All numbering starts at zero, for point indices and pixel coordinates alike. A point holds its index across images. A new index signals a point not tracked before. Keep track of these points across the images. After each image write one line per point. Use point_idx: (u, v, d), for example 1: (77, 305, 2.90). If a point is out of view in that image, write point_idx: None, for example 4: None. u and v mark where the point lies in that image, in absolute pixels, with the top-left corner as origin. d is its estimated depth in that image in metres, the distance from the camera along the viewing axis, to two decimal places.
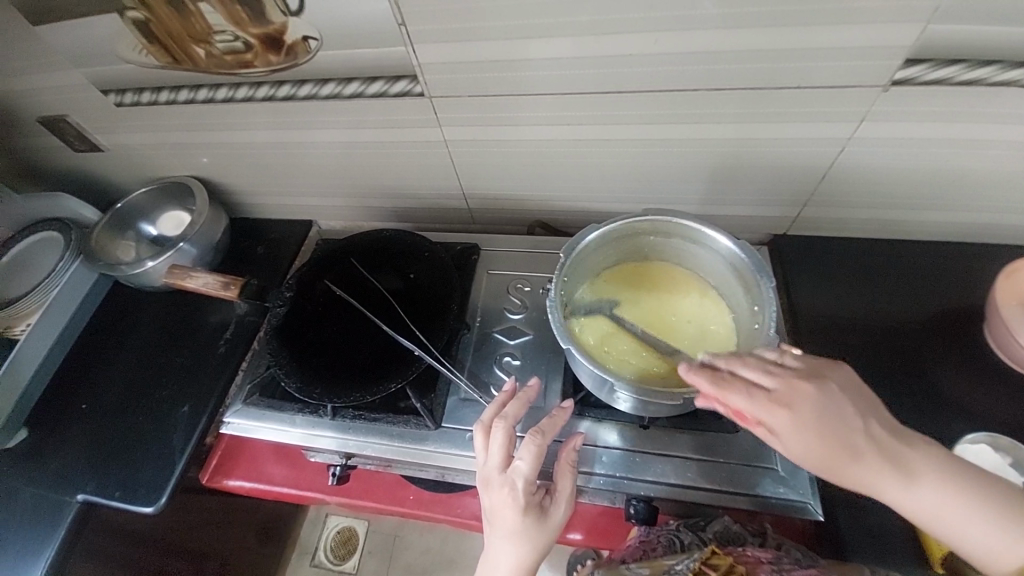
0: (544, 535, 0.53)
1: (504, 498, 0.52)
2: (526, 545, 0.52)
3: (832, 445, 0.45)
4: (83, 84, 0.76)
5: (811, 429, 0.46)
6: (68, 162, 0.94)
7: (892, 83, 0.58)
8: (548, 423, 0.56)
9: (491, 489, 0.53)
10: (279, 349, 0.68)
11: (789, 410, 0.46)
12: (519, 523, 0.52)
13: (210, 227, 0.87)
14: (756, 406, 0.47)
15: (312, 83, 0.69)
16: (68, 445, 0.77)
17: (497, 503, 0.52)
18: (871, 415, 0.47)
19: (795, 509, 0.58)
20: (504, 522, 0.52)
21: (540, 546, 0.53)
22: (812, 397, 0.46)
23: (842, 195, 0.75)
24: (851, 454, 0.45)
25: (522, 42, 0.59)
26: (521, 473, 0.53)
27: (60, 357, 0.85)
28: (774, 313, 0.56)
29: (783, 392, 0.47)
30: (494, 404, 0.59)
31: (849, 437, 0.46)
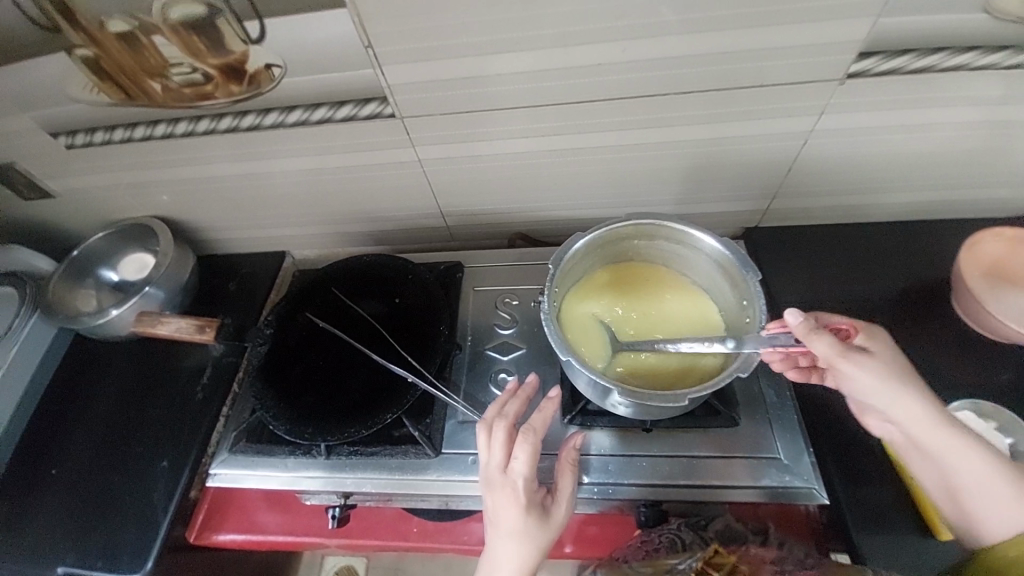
0: (548, 535, 0.51)
1: (505, 498, 0.51)
2: (529, 547, 0.50)
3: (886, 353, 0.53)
4: (28, 128, 0.71)
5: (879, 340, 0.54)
6: (16, 212, 0.88)
7: (847, 76, 0.61)
8: (540, 419, 0.54)
9: (490, 491, 0.52)
10: (264, 389, 0.65)
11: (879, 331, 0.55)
12: (522, 524, 0.50)
13: (178, 268, 0.83)
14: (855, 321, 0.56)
15: (277, 111, 0.67)
16: (39, 516, 0.71)
17: (499, 504, 0.51)
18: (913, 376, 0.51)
19: (802, 496, 0.58)
20: (505, 524, 0.51)
21: (544, 548, 0.51)
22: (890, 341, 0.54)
23: (809, 186, 0.77)
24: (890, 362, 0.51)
25: (491, 57, 0.60)
26: (519, 473, 0.51)
27: (23, 420, 0.79)
28: (763, 307, 0.57)
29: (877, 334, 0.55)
30: (493, 404, 0.58)
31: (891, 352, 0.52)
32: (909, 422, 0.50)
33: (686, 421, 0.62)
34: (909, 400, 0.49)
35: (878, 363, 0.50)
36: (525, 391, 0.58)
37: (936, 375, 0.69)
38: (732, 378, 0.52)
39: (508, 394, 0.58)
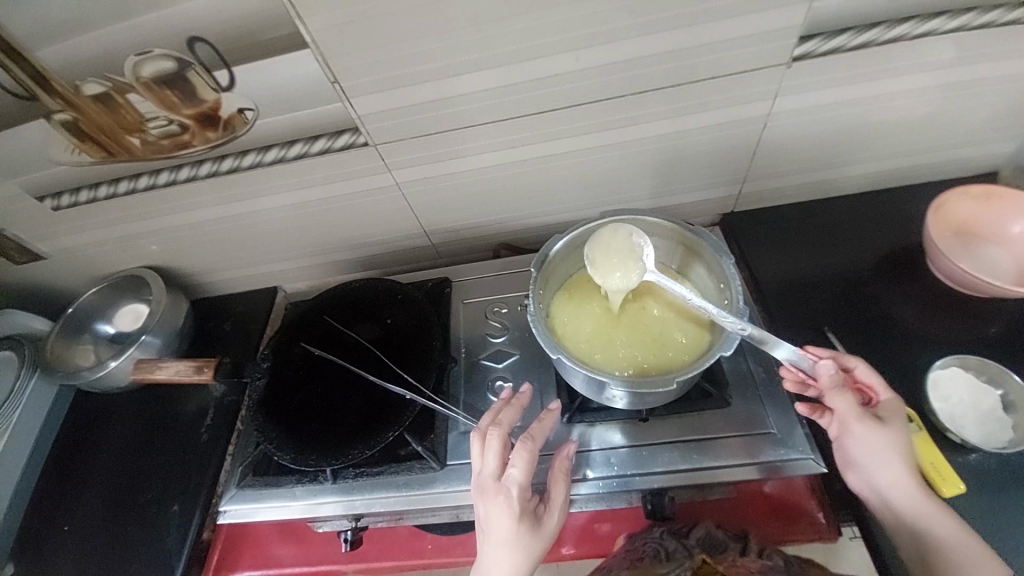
0: (538, 543, 0.53)
1: (500, 506, 0.52)
2: (521, 555, 0.52)
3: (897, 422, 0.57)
4: (13, 195, 0.73)
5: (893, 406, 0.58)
6: (8, 277, 0.89)
7: (793, 59, 0.63)
8: (537, 428, 0.56)
9: (484, 499, 0.52)
10: (266, 423, 0.65)
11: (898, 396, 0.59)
12: (515, 533, 0.52)
13: (172, 314, 0.85)
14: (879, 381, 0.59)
15: (254, 152, 0.70)
16: (55, 574, 0.72)
17: (493, 511, 0.52)
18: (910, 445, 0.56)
19: (802, 467, 0.59)
20: (498, 531, 0.52)
21: (534, 556, 0.52)
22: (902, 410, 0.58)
23: (776, 167, 0.80)
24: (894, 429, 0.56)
25: (453, 79, 0.63)
26: (516, 481, 0.53)
27: (32, 481, 0.80)
28: (740, 287, 0.59)
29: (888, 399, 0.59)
30: (488, 412, 0.59)
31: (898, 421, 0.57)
32: (887, 484, 0.55)
33: (681, 407, 0.63)
34: (894, 466, 0.55)
35: (887, 432, 0.56)
36: (520, 399, 0.60)
37: (921, 335, 0.71)
38: (717, 356, 0.54)
39: (504, 403, 0.60)
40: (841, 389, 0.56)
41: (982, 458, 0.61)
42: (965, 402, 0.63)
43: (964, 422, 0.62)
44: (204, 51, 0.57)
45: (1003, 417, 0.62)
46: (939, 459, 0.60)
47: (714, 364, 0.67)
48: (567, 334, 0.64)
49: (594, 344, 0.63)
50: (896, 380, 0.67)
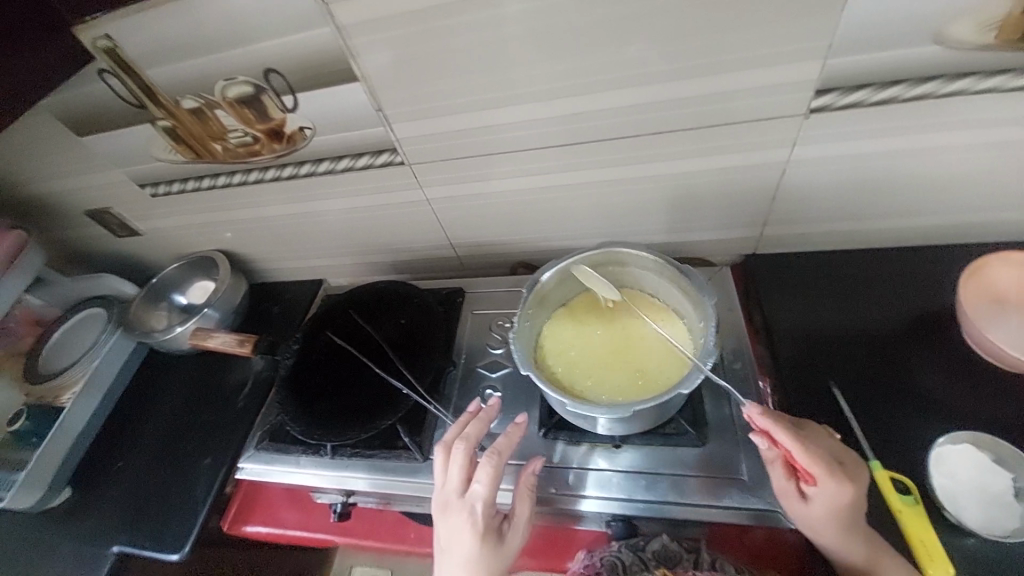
0: (499, 560, 0.56)
1: (465, 521, 0.56)
2: (481, 572, 0.54)
3: (833, 507, 0.53)
4: (123, 181, 0.90)
5: (828, 495, 0.53)
6: (110, 247, 1.07)
7: (810, 111, 0.63)
8: (504, 444, 0.59)
9: (449, 513, 0.57)
10: (286, 397, 0.75)
11: (835, 485, 0.52)
12: (477, 549, 0.55)
13: (231, 293, 0.99)
14: (812, 467, 0.53)
15: (309, 163, 0.81)
16: (106, 502, 0.86)
17: (456, 526, 0.56)
18: (850, 525, 0.53)
19: (767, 520, 0.59)
20: (460, 545, 0.55)
21: (496, 572, 0.55)
22: (841, 497, 0.52)
23: (797, 214, 0.79)
24: (825, 511, 0.53)
25: (479, 112, 0.70)
26: (479, 497, 0.57)
27: (101, 421, 0.95)
28: (716, 329, 0.59)
29: (827, 484, 0.52)
30: (456, 426, 0.64)
31: (829, 507, 0.53)
32: (827, 549, 0.56)
33: (656, 439, 0.65)
34: (830, 539, 0.55)
35: (810, 510, 0.55)
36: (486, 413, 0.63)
37: (936, 406, 0.67)
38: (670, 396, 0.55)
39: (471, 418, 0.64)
40: (773, 462, 0.57)
41: (982, 547, 0.57)
42: (972, 481, 0.60)
43: (966, 503, 0.59)
44: (277, 81, 0.69)
45: (1014, 504, 0.58)
46: (935, 544, 0.56)
47: (697, 403, 0.67)
48: (552, 352, 0.67)
49: (578, 365, 0.65)
50: (894, 447, 0.65)
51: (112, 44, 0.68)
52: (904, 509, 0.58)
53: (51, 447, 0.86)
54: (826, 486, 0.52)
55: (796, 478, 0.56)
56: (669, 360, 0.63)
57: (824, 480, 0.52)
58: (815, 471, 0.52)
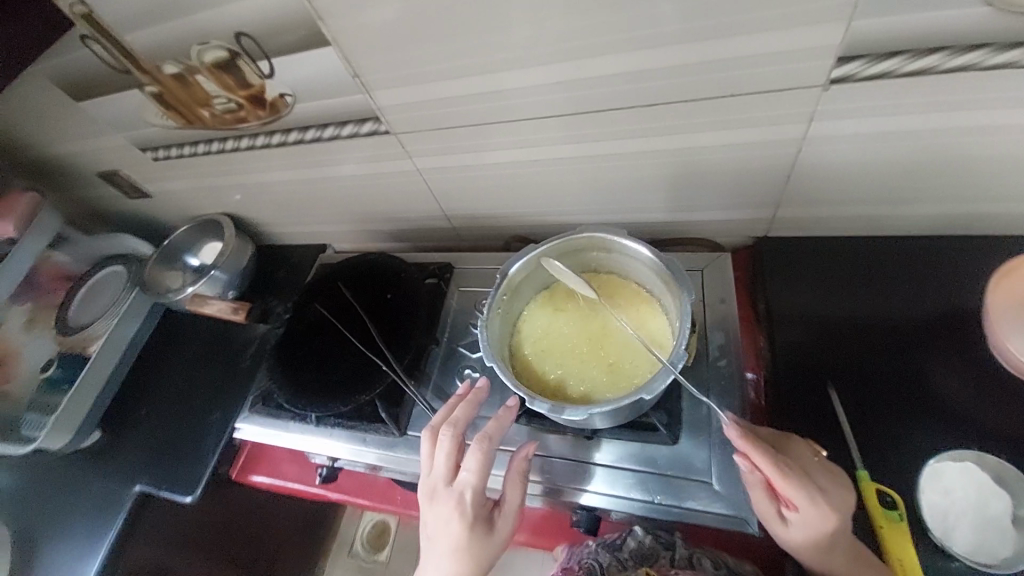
0: (490, 548, 0.54)
1: (452, 510, 0.55)
2: (471, 561, 0.53)
3: (817, 533, 0.52)
4: (124, 145, 0.91)
5: (811, 522, 0.52)
6: (126, 207, 1.11)
7: (831, 81, 0.55)
8: (492, 429, 0.57)
9: (437, 502, 0.56)
10: (276, 366, 0.78)
11: (817, 512, 0.51)
12: (465, 538, 0.54)
13: (236, 258, 1.01)
14: (794, 495, 0.51)
15: (296, 131, 0.79)
16: (130, 446, 0.95)
17: (443, 515, 0.55)
18: (837, 552, 0.52)
19: (731, 524, 0.58)
20: (449, 535, 0.54)
21: (486, 560, 0.54)
22: (825, 524, 0.51)
23: (814, 196, 0.71)
24: (811, 537, 0.53)
25: (460, 79, 0.65)
26: (468, 484, 0.55)
27: (125, 371, 1.03)
28: (691, 330, 0.57)
29: (810, 512, 0.51)
30: (443, 412, 0.62)
31: (813, 532, 0.52)
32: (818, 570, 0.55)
33: (626, 434, 0.64)
34: (818, 563, 0.54)
35: (794, 533, 0.54)
36: (472, 397, 0.62)
37: (942, 416, 0.62)
38: (631, 399, 0.55)
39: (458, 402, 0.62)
40: (755, 486, 0.55)
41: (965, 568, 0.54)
42: (969, 501, 0.55)
43: (957, 524, 0.55)
44: (248, 44, 0.66)
45: (1010, 529, 0.54)
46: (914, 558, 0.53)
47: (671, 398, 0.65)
48: (528, 338, 0.67)
49: (551, 354, 0.65)
50: (887, 457, 0.61)
51: (87, 10, 0.67)
52: (882, 522, 0.56)
53: (77, 396, 0.93)
54: (809, 513, 0.51)
55: (778, 500, 0.55)
56: (642, 355, 0.62)
57: (807, 508, 0.51)
58: (796, 499, 0.51)
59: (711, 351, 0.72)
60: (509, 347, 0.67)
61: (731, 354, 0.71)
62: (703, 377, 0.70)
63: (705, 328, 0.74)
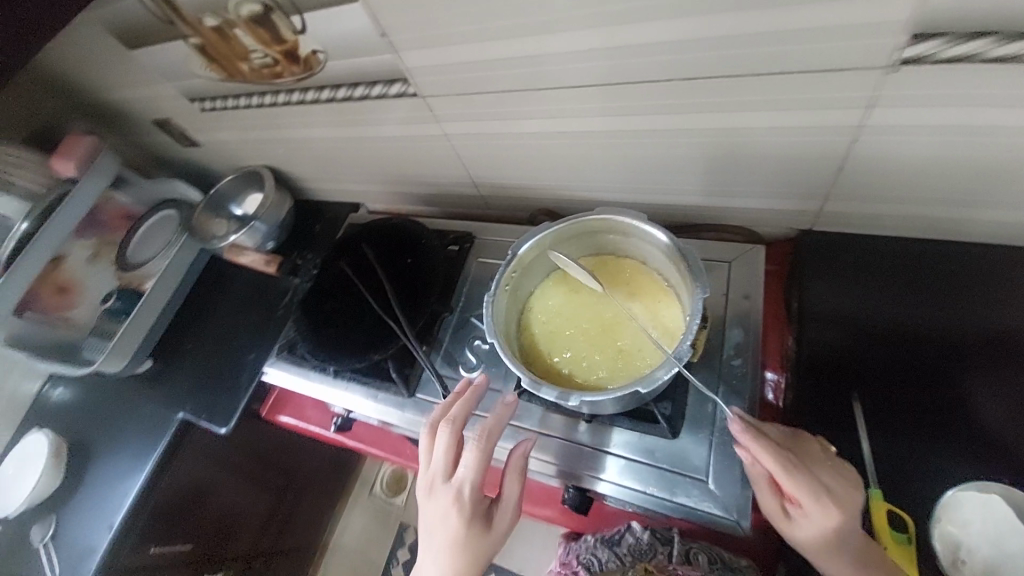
0: (487, 545, 0.55)
1: (451, 507, 0.55)
2: (467, 557, 0.54)
3: (825, 532, 0.50)
4: (175, 94, 0.95)
5: (818, 519, 0.50)
6: (179, 154, 1.17)
7: (899, 63, 0.48)
8: (491, 425, 0.57)
9: (436, 497, 0.56)
10: (300, 318, 0.82)
11: (820, 506, 0.49)
12: (463, 535, 0.54)
13: (275, 210, 1.05)
14: (796, 487, 0.50)
15: (328, 89, 0.79)
16: (177, 376, 1.05)
17: (442, 510, 0.55)
18: (845, 554, 0.50)
19: (721, 522, 0.58)
20: (447, 531, 0.55)
21: (482, 557, 0.55)
22: (831, 522, 0.49)
23: (867, 192, 0.64)
24: (817, 537, 0.51)
25: (487, 43, 0.62)
26: (467, 481, 0.55)
27: (175, 309, 1.12)
28: (699, 325, 0.55)
29: (814, 506, 0.50)
30: (442, 404, 0.63)
31: (819, 531, 0.50)
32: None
33: (623, 421, 0.64)
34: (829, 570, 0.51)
35: (800, 533, 0.52)
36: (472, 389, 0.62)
37: (975, 445, 0.58)
38: (630, 390, 0.54)
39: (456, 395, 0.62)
40: (759, 480, 0.54)
41: None
42: (986, 536, 0.52)
43: (968, 557, 0.53)
44: None
45: None
46: None
47: (674, 390, 0.65)
48: (538, 316, 0.68)
49: (557, 335, 0.65)
50: (903, 474, 0.59)
51: None
52: (888, 541, 0.54)
53: (132, 328, 1.03)
54: (814, 507, 0.50)
55: (783, 497, 0.53)
56: (650, 343, 0.61)
57: (810, 501, 0.50)
58: (799, 491, 0.50)
59: (725, 348, 0.69)
60: (517, 324, 0.68)
61: (746, 353, 0.67)
62: (713, 372, 0.68)
63: (722, 323, 0.70)
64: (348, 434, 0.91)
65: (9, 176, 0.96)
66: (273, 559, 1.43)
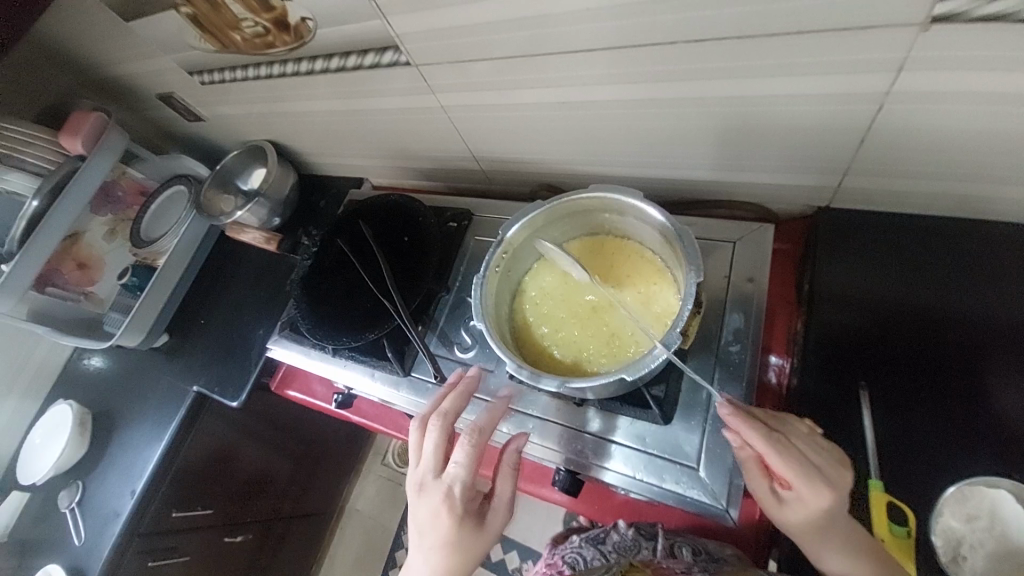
0: (478, 544, 0.54)
1: (442, 505, 0.54)
2: (458, 556, 0.53)
3: (818, 518, 0.48)
4: (174, 67, 0.94)
5: (809, 504, 0.48)
6: (185, 129, 1.17)
7: (932, 20, 0.42)
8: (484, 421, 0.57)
9: (426, 495, 0.55)
10: (299, 296, 0.82)
11: (811, 490, 0.47)
12: (454, 535, 0.53)
13: (278, 185, 1.04)
14: (786, 470, 0.48)
15: (321, 59, 0.76)
16: (190, 350, 1.08)
17: (432, 509, 0.54)
18: (839, 538, 0.48)
19: (710, 511, 0.57)
20: (438, 530, 0.53)
21: (473, 557, 0.54)
22: (823, 506, 0.47)
23: (892, 166, 0.59)
24: (810, 524, 0.49)
25: (477, 6, 0.58)
26: (457, 478, 0.55)
27: (187, 284, 1.15)
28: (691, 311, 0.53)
29: (805, 490, 0.47)
30: (433, 401, 0.62)
31: (811, 516, 0.48)
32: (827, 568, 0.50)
33: (616, 406, 0.63)
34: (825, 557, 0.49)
35: (792, 519, 0.50)
36: (462, 385, 0.61)
37: (994, 439, 0.54)
38: (617, 375, 0.53)
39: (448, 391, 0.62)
40: (750, 464, 0.52)
41: None
42: (993, 533, 0.50)
43: (969, 553, 0.50)
44: None
45: None
46: None
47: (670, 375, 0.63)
48: (532, 296, 0.66)
49: (548, 317, 0.64)
50: (913, 467, 0.55)
51: None
52: (886, 537, 0.51)
53: (146, 303, 1.06)
54: (805, 491, 0.48)
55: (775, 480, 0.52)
56: (641, 326, 0.59)
57: (801, 485, 0.48)
58: (789, 474, 0.48)
59: (726, 333, 0.66)
60: (509, 305, 0.66)
61: (746, 339, 0.64)
62: (714, 357, 0.65)
63: (722, 308, 0.67)
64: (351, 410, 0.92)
65: (23, 154, 0.97)
66: (291, 523, 1.50)
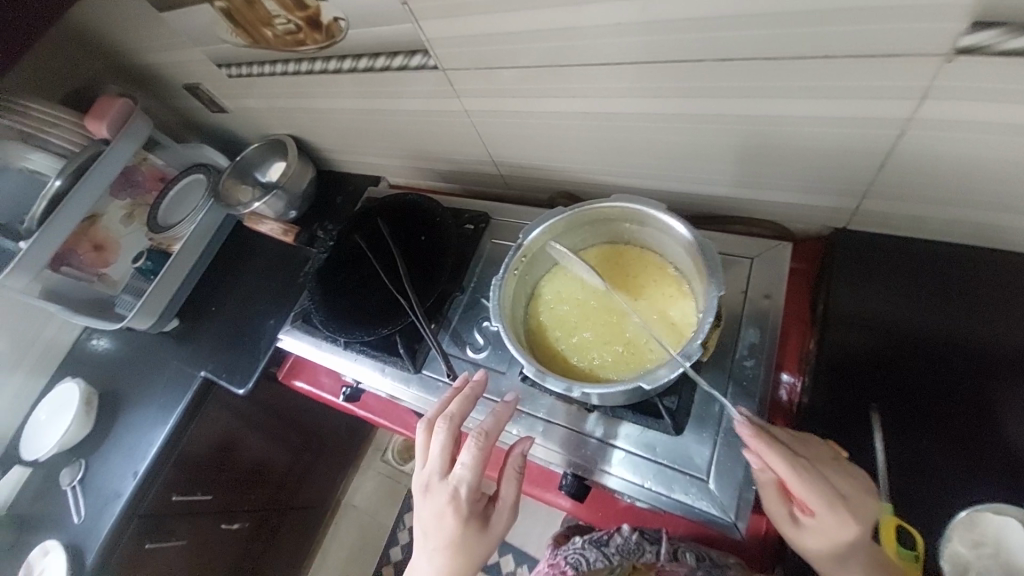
0: (482, 545, 0.55)
1: (447, 506, 0.54)
2: (463, 555, 0.54)
3: (837, 542, 0.49)
4: (203, 59, 0.95)
5: (832, 529, 0.48)
6: (208, 119, 1.19)
7: (956, 51, 0.43)
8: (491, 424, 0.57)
9: (433, 496, 0.56)
10: (315, 289, 0.83)
11: (835, 516, 0.48)
12: (460, 535, 0.54)
13: (298, 178, 1.06)
14: (812, 496, 0.48)
15: (350, 59, 0.78)
16: (201, 336, 1.09)
17: (438, 509, 0.55)
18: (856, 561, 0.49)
19: (715, 522, 0.58)
20: (443, 530, 0.54)
21: (478, 558, 0.55)
22: (844, 531, 0.48)
23: (910, 192, 0.60)
24: (828, 546, 0.49)
25: (508, 14, 0.59)
26: (463, 480, 0.55)
27: (201, 271, 1.16)
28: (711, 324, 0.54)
29: (828, 516, 0.48)
30: (441, 401, 0.62)
31: (830, 539, 0.49)
32: None
33: (625, 414, 0.63)
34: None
35: (808, 540, 0.51)
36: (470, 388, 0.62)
37: (1004, 466, 0.54)
38: (632, 383, 0.54)
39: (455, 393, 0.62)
40: (768, 484, 0.53)
41: None
42: (998, 558, 0.50)
43: None
44: None
45: None
46: None
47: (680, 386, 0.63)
48: (548, 300, 0.67)
49: (564, 322, 0.65)
50: (920, 490, 0.56)
51: None
52: (895, 557, 0.52)
53: (160, 288, 1.07)
54: (828, 516, 0.48)
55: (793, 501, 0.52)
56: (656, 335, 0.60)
57: (826, 511, 0.48)
58: (814, 500, 0.48)
59: (738, 348, 0.66)
60: (525, 308, 0.67)
61: (759, 355, 0.65)
62: (724, 371, 0.66)
63: (735, 323, 0.67)
64: (357, 403, 0.92)
65: (47, 133, 0.99)
66: (287, 514, 1.51)
